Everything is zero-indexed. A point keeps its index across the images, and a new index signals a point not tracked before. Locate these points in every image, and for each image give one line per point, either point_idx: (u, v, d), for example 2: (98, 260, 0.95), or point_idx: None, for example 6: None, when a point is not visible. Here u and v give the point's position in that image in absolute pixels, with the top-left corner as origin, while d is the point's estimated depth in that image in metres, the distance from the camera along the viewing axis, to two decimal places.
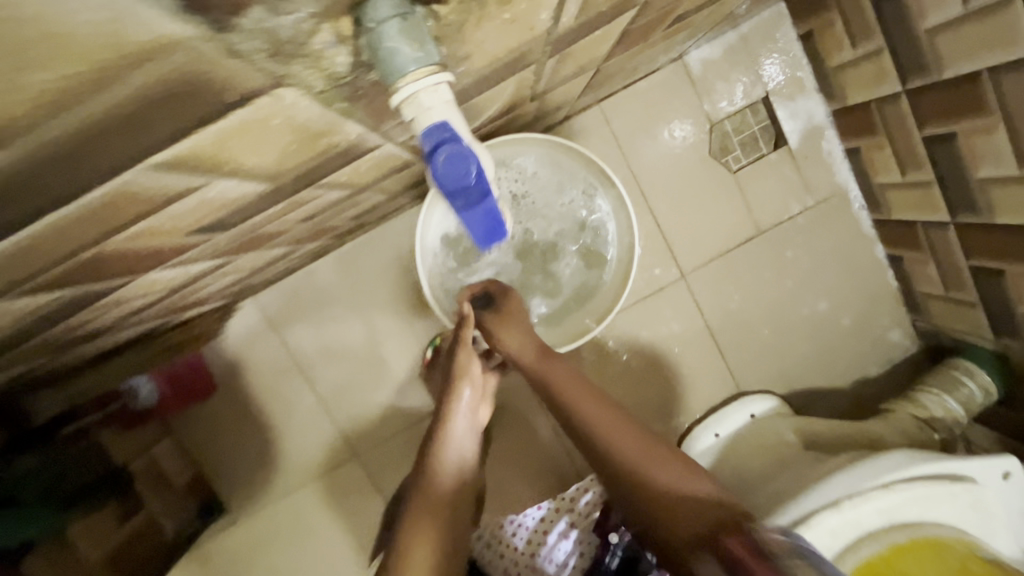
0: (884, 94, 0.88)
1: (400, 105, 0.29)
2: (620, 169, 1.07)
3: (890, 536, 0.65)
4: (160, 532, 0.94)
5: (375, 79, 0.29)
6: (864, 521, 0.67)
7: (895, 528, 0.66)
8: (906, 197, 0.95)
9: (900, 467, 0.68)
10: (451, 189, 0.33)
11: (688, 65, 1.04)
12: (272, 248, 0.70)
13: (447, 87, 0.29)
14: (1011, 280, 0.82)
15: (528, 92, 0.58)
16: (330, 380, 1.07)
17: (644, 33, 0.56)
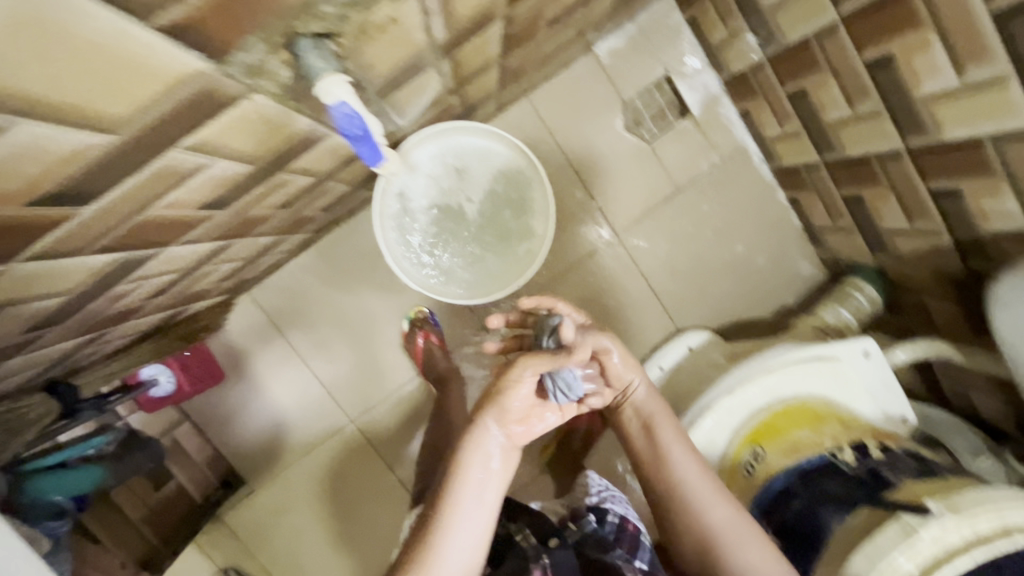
0: (756, 61, 1.07)
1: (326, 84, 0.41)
2: (553, 149, 1.24)
3: (773, 408, 0.81)
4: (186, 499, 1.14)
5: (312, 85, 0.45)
6: (753, 400, 0.82)
7: (777, 402, 0.82)
8: (789, 145, 1.13)
9: (779, 355, 0.84)
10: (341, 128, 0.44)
11: (598, 54, 1.22)
12: (260, 236, 0.86)
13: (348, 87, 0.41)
14: (869, 202, 1.01)
15: (445, 90, 0.75)
16: (321, 358, 1.23)
17: (527, 34, 0.74)
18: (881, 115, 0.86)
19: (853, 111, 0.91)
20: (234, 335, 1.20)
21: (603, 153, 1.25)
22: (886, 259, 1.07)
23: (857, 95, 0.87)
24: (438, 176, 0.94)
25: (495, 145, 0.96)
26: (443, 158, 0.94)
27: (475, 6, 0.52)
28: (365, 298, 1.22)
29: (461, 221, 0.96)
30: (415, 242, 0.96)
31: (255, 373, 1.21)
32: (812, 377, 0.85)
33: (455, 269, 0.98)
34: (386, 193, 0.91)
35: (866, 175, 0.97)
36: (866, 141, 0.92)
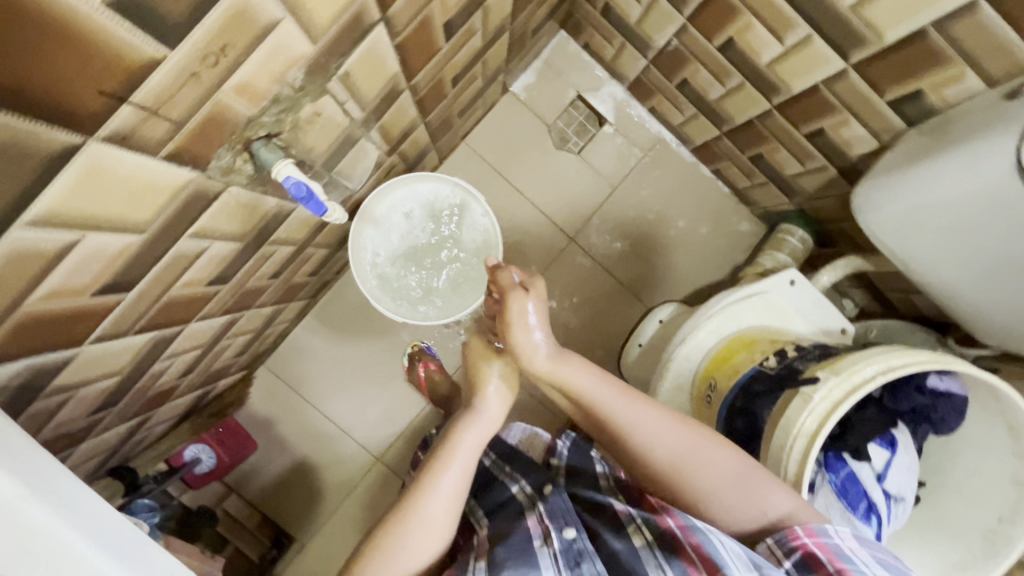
0: (644, 66, 1.25)
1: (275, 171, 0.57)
2: (498, 179, 1.42)
3: (722, 346, 0.94)
4: (246, 558, 1.25)
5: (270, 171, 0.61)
6: (704, 343, 0.96)
7: (725, 340, 0.96)
8: (695, 126, 1.30)
9: (720, 301, 0.97)
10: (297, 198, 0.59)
11: (516, 92, 1.41)
12: (262, 306, 1.02)
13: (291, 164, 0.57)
14: (769, 156, 1.16)
15: (383, 153, 0.92)
16: (339, 408, 1.36)
17: (437, 94, 0.92)
18: (745, 85, 1.03)
19: (726, 87, 1.07)
20: (259, 404, 1.34)
21: (542, 172, 1.42)
22: (802, 201, 1.22)
23: (723, 74, 1.04)
24: (398, 226, 1.12)
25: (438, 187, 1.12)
26: (398, 209, 1.11)
27: (379, 88, 0.69)
28: (365, 346, 1.37)
29: (426, 258, 1.14)
30: (392, 285, 1.13)
31: (284, 435, 1.34)
32: (747, 312, 0.98)
33: (432, 299, 1.14)
34: (359, 251, 1.09)
35: (756, 135, 1.13)
36: (745, 108, 1.08)
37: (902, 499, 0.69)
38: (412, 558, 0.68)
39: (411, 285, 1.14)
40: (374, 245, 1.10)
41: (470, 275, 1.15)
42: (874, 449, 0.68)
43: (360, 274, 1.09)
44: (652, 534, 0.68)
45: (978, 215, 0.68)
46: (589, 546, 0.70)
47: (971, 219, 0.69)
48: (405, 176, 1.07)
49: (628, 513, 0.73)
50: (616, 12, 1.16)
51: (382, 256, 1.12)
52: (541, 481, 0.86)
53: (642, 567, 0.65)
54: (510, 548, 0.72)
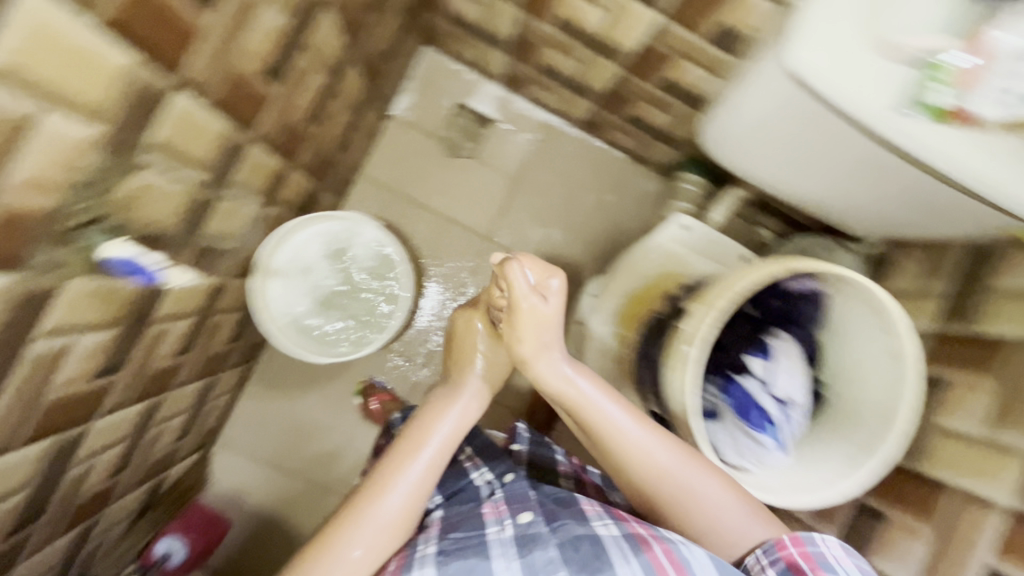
0: (505, 60, 1.28)
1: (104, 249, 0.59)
2: (402, 200, 1.43)
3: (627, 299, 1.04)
4: None
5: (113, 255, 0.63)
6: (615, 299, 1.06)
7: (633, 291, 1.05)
8: (570, 103, 1.34)
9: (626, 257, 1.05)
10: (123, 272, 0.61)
11: (398, 114, 1.43)
12: (185, 384, 1.02)
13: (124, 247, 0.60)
14: (640, 114, 1.20)
15: (257, 206, 0.94)
16: (305, 463, 1.36)
17: (294, 137, 0.93)
18: (591, 55, 1.07)
19: (577, 61, 1.12)
20: (225, 477, 1.33)
21: (443, 183, 1.45)
22: (685, 147, 1.26)
23: (569, 50, 1.09)
24: (303, 272, 1.14)
25: (330, 224, 1.12)
26: (298, 254, 1.12)
27: (212, 146, 0.71)
28: (314, 395, 1.36)
29: (341, 295, 1.18)
30: (317, 329, 1.17)
31: (256, 504, 1.33)
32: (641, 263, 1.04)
33: (356, 332, 1.18)
34: (272, 307, 1.11)
35: (621, 97, 1.18)
36: (600, 76, 1.13)
37: (791, 402, 0.81)
38: (372, 544, 0.74)
39: (334, 323, 1.18)
40: (285, 294, 1.13)
41: (387, 301, 1.17)
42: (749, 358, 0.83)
43: (279, 327, 1.12)
44: (620, 530, 0.73)
45: (788, 123, 0.71)
46: (544, 531, 0.74)
47: (784, 127, 0.72)
48: (292, 226, 1.07)
49: (596, 510, 0.78)
50: (460, 17, 1.19)
51: (297, 303, 1.16)
52: (502, 469, 0.89)
53: (606, 554, 0.70)
54: (463, 534, 0.76)
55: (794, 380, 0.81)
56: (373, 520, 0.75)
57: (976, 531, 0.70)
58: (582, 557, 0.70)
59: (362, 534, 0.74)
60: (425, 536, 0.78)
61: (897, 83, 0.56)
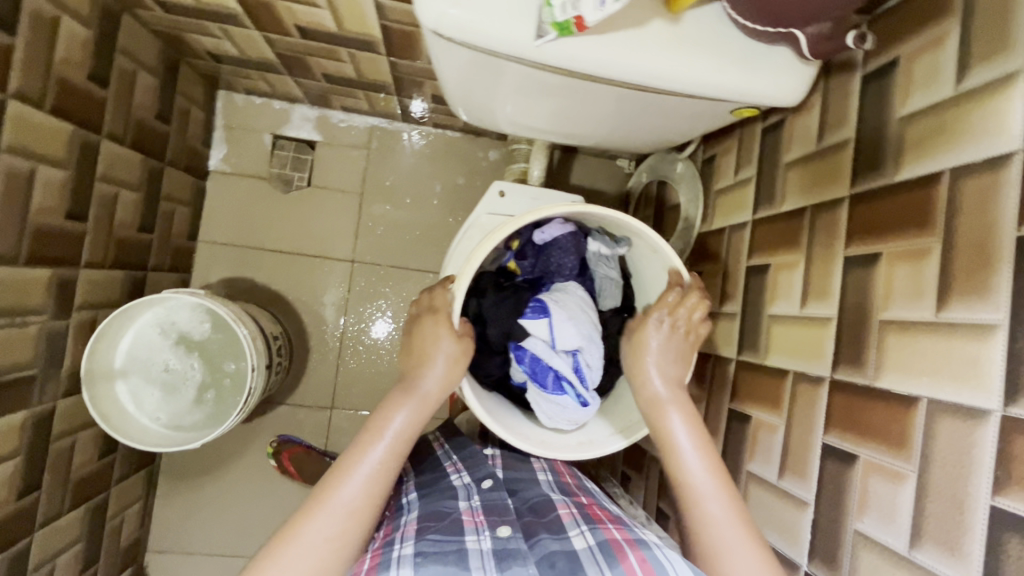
0: (293, 82, 1.23)
1: None
2: (254, 253, 1.38)
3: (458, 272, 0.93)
4: None
5: None
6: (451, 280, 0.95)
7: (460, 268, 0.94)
8: (379, 102, 1.29)
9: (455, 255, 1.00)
10: None
11: (218, 169, 1.37)
12: (58, 518, 0.98)
13: None
14: (437, 93, 1.16)
15: (45, 323, 0.89)
16: (242, 541, 1.32)
17: (58, 241, 0.88)
18: (352, 53, 1.02)
19: (347, 62, 1.07)
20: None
21: (289, 221, 1.39)
22: None
23: (332, 55, 1.04)
24: (145, 367, 1.07)
25: (151, 307, 1.06)
26: (134, 350, 1.07)
27: None
28: (229, 473, 1.33)
29: (190, 373, 1.09)
30: (174, 417, 1.07)
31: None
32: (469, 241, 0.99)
33: (217, 406, 1.08)
34: (118, 412, 1.02)
35: (411, 83, 1.13)
36: (377, 69, 1.09)
37: (580, 350, 0.91)
38: (318, 547, 0.63)
39: (191, 405, 1.08)
40: (132, 398, 1.06)
41: (240, 360, 1.11)
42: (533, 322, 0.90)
43: (141, 433, 1.03)
44: (595, 540, 0.68)
45: (487, 78, 0.68)
46: (523, 544, 0.67)
47: (491, 84, 0.70)
48: (106, 322, 1.00)
49: (573, 519, 0.73)
50: (222, 55, 1.13)
51: (147, 401, 1.07)
52: (482, 472, 0.85)
53: (582, 569, 0.64)
54: (440, 537, 0.68)
55: (576, 329, 0.90)
56: (328, 515, 0.65)
57: (808, 412, 0.69)
58: (559, 572, 0.64)
59: (317, 529, 0.64)
60: (401, 534, 0.70)
61: (529, 9, 0.52)
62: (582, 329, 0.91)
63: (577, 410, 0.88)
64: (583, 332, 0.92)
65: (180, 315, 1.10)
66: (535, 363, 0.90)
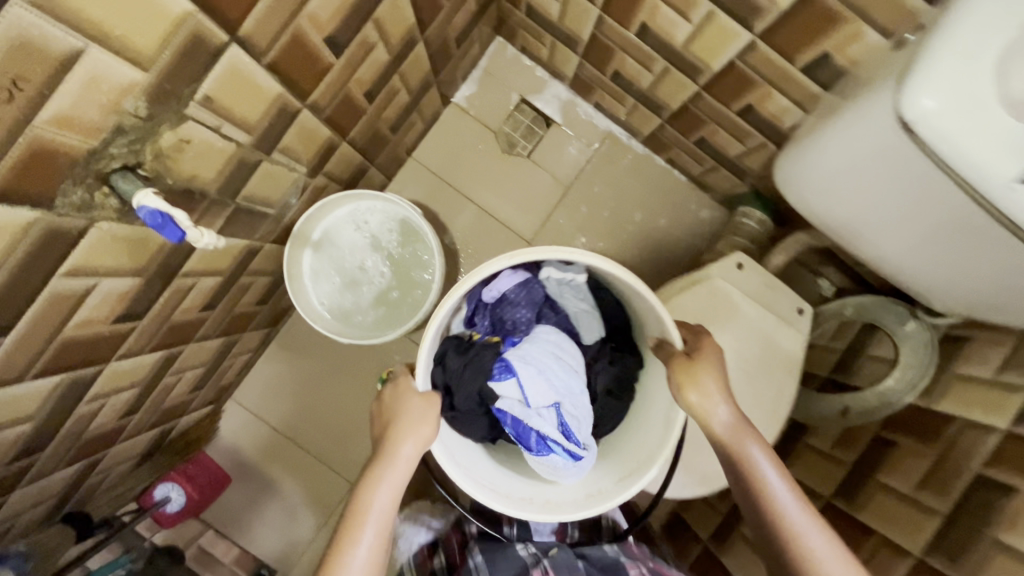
0: (577, 64, 1.24)
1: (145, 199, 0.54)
2: (450, 190, 1.40)
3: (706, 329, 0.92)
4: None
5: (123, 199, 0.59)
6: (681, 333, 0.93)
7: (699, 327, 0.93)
8: (638, 118, 1.27)
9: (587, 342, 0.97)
10: (151, 224, 0.55)
11: (458, 104, 1.40)
12: (207, 339, 1.02)
13: (155, 197, 0.54)
14: (711, 139, 1.13)
15: (302, 175, 0.92)
16: (310, 436, 1.35)
17: (351, 112, 0.92)
18: (669, 69, 1.01)
19: (654, 73, 1.05)
20: (232, 433, 1.34)
21: (493, 178, 1.40)
22: (754, 181, 1.18)
23: (648, 62, 1.03)
24: (334, 254, 1.12)
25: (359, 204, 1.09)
26: (331, 233, 1.11)
27: (262, 109, 0.69)
28: (329, 370, 1.36)
29: (366, 276, 1.13)
30: (343, 310, 1.13)
31: (259, 468, 1.34)
32: (690, 298, 0.95)
33: (387, 316, 1.13)
34: (297, 281, 1.08)
35: (693, 120, 1.11)
36: (675, 93, 1.07)
37: (559, 403, 0.88)
38: None
39: (364, 306, 1.14)
40: (311, 274, 1.11)
41: (411, 283, 1.13)
42: (500, 389, 0.88)
43: (309, 310, 1.10)
44: None
45: (848, 177, 0.71)
46: None
47: (848, 187, 0.72)
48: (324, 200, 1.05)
49: None
50: (539, 13, 1.15)
51: (322, 283, 1.12)
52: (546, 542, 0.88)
53: None
54: None
55: (549, 383, 0.88)
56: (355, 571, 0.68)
57: None
58: None
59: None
60: None
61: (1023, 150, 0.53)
62: (555, 384, 0.89)
63: (571, 465, 0.85)
64: (557, 387, 0.89)
65: (377, 219, 1.13)
66: (517, 426, 0.87)
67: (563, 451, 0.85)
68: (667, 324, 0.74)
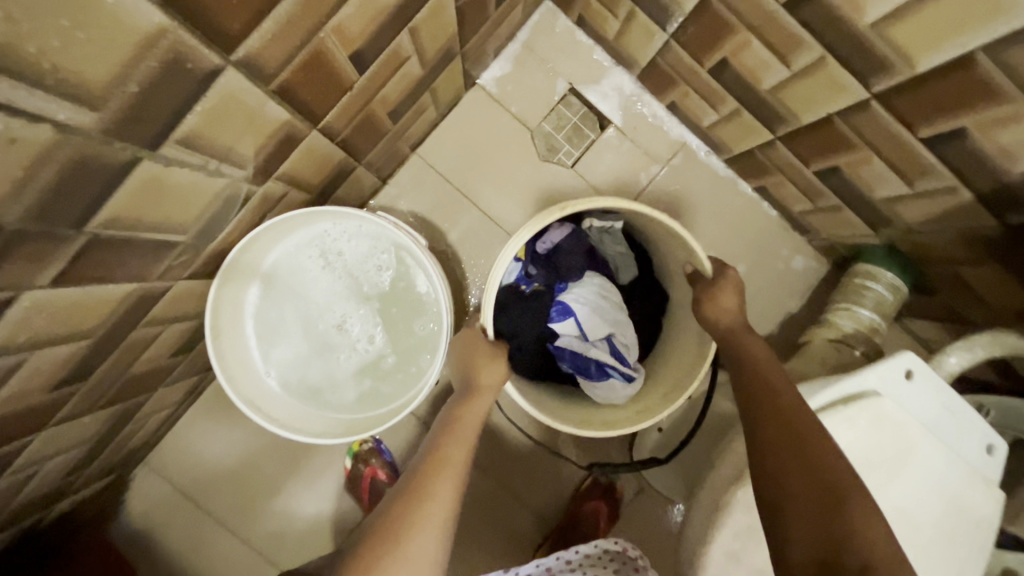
0: (659, 47, 0.88)
1: None
2: (465, 203, 1.04)
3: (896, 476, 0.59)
4: None
5: None
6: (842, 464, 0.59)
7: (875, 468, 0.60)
8: (732, 130, 0.93)
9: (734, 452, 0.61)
10: None
11: (485, 87, 1.03)
12: (80, 417, 0.67)
13: None
14: (849, 171, 0.79)
15: (238, 181, 0.56)
16: (250, 519, 1.00)
17: (325, 86, 0.56)
18: (826, 63, 0.66)
19: (792, 68, 0.70)
20: (147, 507, 1.00)
21: (523, 192, 1.04)
22: (894, 233, 0.84)
23: (790, 49, 0.68)
24: (296, 301, 0.78)
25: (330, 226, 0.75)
26: (289, 272, 0.77)
27: (114, 64, 0.33)
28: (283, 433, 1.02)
29: (339, 334, 0.78)
30: (313, 384, 0.78)
31: (179, 557, 1.00)
32: (844, 431, 0.60)
33: (376, 391, 0.78)
34: (235, 347, 0.74)
35: (832, 142, 0.77)
36: (816, 101, 0.72)
37: (612, 334, 0.74)
38: None
39: (344, 377, 0.78)
40: (258, 327, 0.76)
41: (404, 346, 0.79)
42: (557, 325, 0.74)
43: (251, 380, 0.75)
44: None
45: None
46: None
47: None
48: (274, 224, 0.71)
49: None
50: None
51: (274, 340, 0.77)
52: None
53: None
54: None
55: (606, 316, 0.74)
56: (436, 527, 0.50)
57: None
58: None
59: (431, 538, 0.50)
60: None
61: None
62: (609, 315, 0.75)
63: (627, 392, 0.73)
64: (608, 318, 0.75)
65: (357, 250, 0.79)
66: (574, 360, 0.74)
67: (621, 376, 0.73)
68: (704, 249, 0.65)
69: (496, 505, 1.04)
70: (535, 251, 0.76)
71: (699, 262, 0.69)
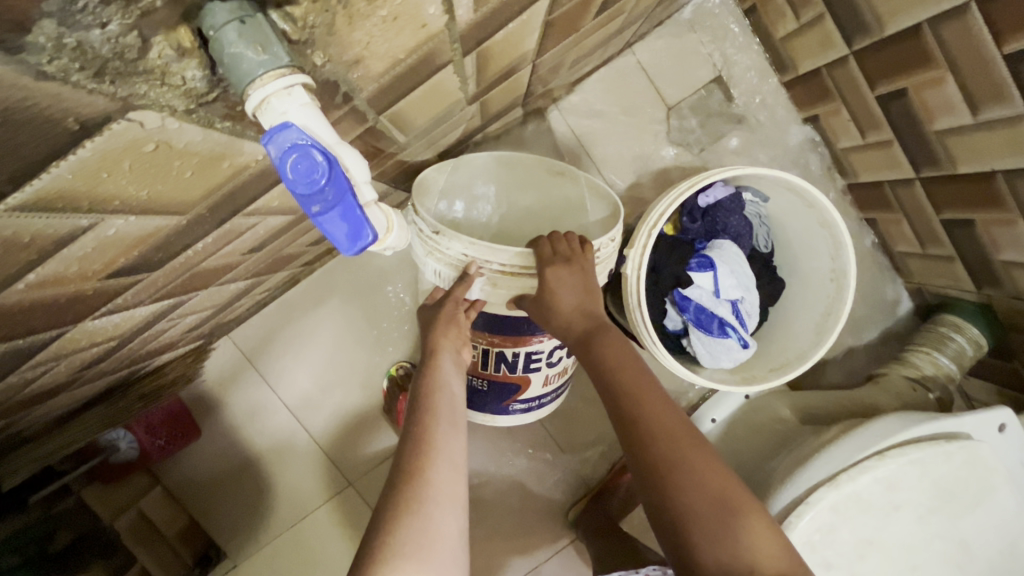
0: (832, 60, 0.89)
1: (260, 104, 0.24)
2: (586, 163, 1.04)
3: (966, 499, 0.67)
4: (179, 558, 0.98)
5: (230, 92, 0.25)
6: (907, 475, 0.66)
7: (953, 488, 0.66)
8: (869, 159, 0.94)
9: (871, 441, 0.67)
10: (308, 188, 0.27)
11: (637, 53, 1.01)
12: (230, 283, 0.69)
13: (303, 90, 0.25)
14: (983, 229, 0.82)
15: (463, 98, 0.56)
16: (302, 393, 1.04)
17: (571, 23, 0.56)
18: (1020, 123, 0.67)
19: (977, 118, 0.72)
20: (221, 401, 1.03)
21: (643, 167, 1.05)
22: (995, 296, 0.88)
23: (988, 98, 0.69)
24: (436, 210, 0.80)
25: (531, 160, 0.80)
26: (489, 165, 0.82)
27: None
28: (365, 333, 1.04)
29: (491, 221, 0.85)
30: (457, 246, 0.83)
31: (247, 395, 1.03)
32: (937, 462, 0.66)
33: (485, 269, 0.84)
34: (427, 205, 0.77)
35: (978, 198, 0.80)
36: (989, 154, 0.74)
37: (740, 298, 0.74)
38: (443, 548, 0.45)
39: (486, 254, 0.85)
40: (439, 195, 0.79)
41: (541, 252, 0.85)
42: (694, 275, 0.73)
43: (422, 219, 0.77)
44: None
45: None
46: None
47: None
48: (433, 167, 0.74)
49: None
50: None
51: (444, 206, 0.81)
52: None
53: None
54: None
55: (745, 282, 0.74)
56: (440, 492, 0.48)
57: None
58: None
59: (444, 504, 0.47)
60: None
61: None
62: (744, 278, 0.74)
63: (739, 353, 0.74)
64: (746, 283, 0.75)
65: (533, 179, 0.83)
66: (697, 312, 0.74)
67: (738, 339, 0.74)
68: (856, 267, 0.69)
69: (538, 450, 1.11)
70: (694, 203, 0.77)
71: (845, 261, 0.71)
